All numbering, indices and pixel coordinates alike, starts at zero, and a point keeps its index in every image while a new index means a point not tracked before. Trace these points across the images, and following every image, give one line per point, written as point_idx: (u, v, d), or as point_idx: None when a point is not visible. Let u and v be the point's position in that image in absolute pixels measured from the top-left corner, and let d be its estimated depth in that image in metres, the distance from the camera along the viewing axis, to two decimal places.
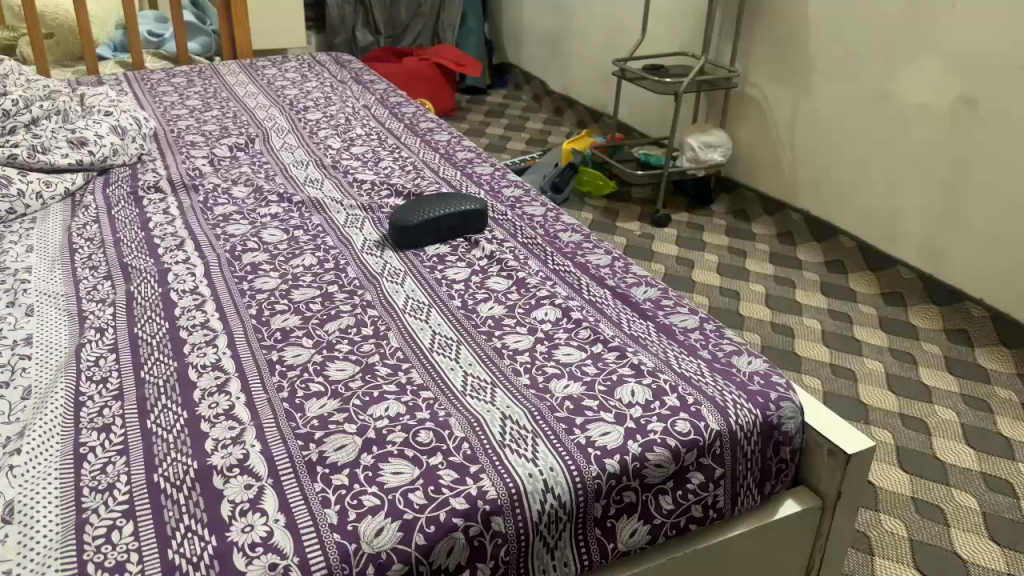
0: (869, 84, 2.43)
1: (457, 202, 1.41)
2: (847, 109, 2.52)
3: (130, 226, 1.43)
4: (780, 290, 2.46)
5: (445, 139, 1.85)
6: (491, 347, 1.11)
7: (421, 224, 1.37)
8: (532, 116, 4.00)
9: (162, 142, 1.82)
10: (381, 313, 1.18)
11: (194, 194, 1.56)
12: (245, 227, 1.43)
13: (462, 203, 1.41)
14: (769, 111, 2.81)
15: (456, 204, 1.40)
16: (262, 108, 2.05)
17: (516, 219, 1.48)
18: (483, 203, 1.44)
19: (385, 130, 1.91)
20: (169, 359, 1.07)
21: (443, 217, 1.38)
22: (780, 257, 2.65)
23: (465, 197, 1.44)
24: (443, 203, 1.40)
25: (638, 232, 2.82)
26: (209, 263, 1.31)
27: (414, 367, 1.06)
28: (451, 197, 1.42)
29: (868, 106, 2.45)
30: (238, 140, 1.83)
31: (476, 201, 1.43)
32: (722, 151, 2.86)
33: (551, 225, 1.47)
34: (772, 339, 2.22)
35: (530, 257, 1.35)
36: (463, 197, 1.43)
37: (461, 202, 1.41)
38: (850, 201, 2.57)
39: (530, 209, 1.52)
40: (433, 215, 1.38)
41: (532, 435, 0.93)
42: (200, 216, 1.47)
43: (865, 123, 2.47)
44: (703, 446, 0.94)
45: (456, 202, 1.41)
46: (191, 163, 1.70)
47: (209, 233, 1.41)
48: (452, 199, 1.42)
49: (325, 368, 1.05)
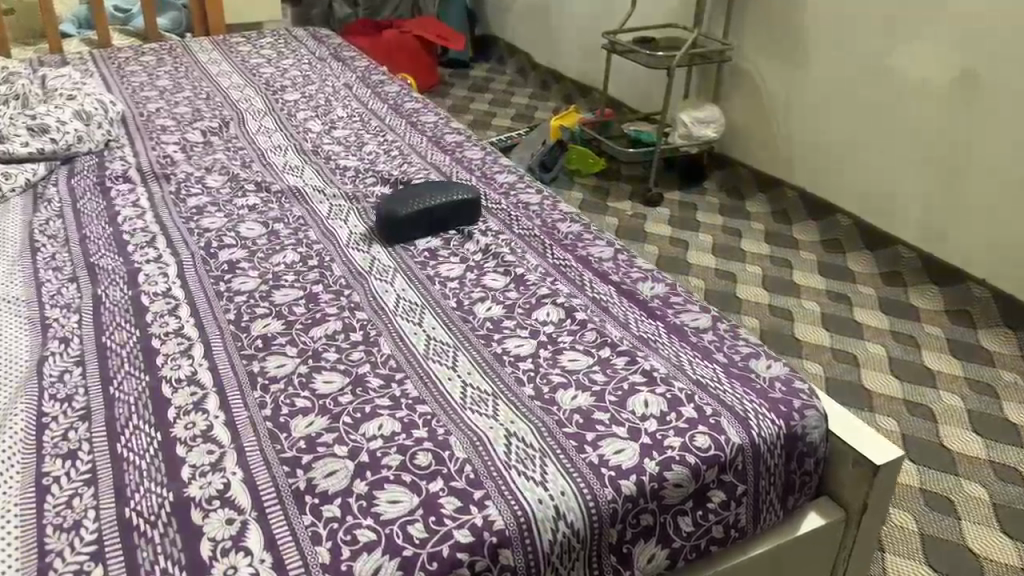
0: (871, 74, 2.35)
1: (448, 191, 1.32)
2: (847, 100, 2.44)
3: (96, 222, 1.33)
4: (778, 271, 2.40)
5: (432, 121, 1.75)
6: (491, 353, 1.03)
7: (410, 216, 1.28)
8: (518, 90, 3.89)
9: (131, 126, 1.71)
10: (372, 317, 1.10)
11: (166, 184, 1.46)
12: (221, 220, 1.34)
13: (453, 192, 1.32)
14: (762, 88, 2.72)
15: (448, 193, 1.32)
16: (238, 88, 1.94)
17: (511, 209, 1.39)
18: (476, 191, 1.35)
19: (368, 110, 1.81)
20: (140, 373, 0.98)
21: (433, 208, 1.30)
22: (776, 237, 2.59)
23: (456, 186, 1.35)
24: (433, 193, 1.32)
25: (630, 212, 2.74)
26: (183, 262, 1.21)
27: (408, 377, 0.98)
28: (441, 186, 1.33)
29: (868, 97, 2.37)
30: (212, 124, 1.72)
31: (468, 189, 1.34)
32: (715, 126, 2.77)
33: (549, 214, 1.39)
34: (771, 323, 2.15)
35: (528, 250, 1.27)
36: (454, 186, 1.34)
37: (452, 191, 1.32)
38: (847, 183, 2.50)
39: (526, 197, 1.44)
40: (423, 206, 1.29)
41: (540, 454, 0.86)
42: (172, 208, 1.38)
43: (865, 115, 2.39)
44: (725, 462, 0.87)
45: (447, 191, 1.32)
46: (162, 149, 1.60)
47: (182, 228, 1.31)
48: (443, 188, 1.33)
49: (311, 381, 0.96)
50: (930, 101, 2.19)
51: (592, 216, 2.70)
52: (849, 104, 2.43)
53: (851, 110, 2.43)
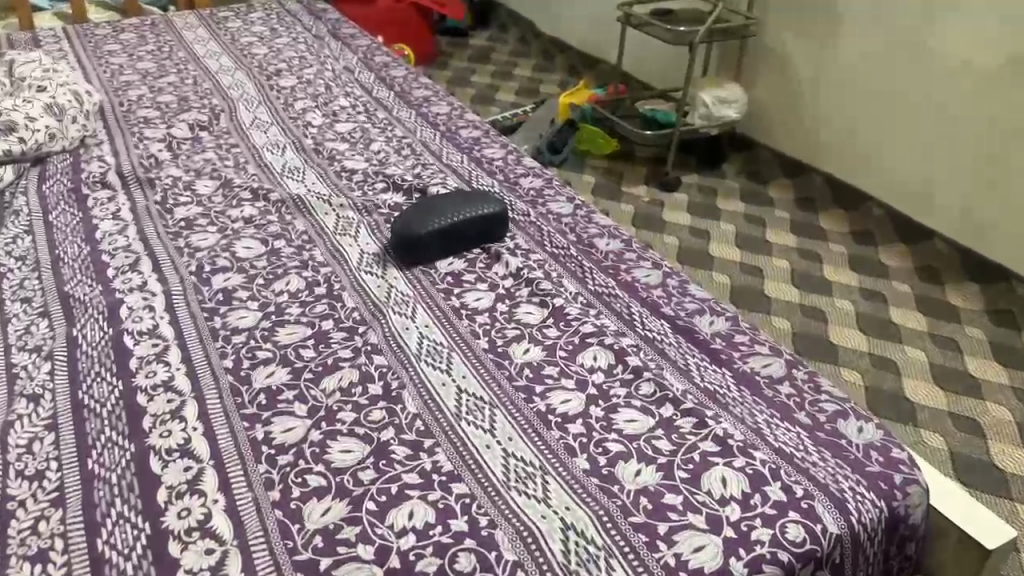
0: (910, 62, 2.18)
1: (473, 203, 1.16)
2: (881, 85, 2.28)
3: (72, 239, 1.17)
4: (806, 266, 2.26)
5: (444, 112, 1.59)
6: (533, 412, 0.90)
7: (433, 235, 1.13)
8: (521, 61, 3.70)
9: (109, 119, 1.53)
10: (392, 365, 0.96)
11: (150, 191, 1.30)
12: (213, 237, 1.18)
13: (479, 205, 1.17)
14: (788, 65, 2.56)
15: (473, 206, 1.16)
16: (227, 72, 1.76)
17: (542, 225, 1.25)
18: (502, 203, 1.20)
19: (373, 98, 1.64)
20: (123, 440, 0.84)
21: (458, 226, 1.14)
22: (802, 226, 2.44)
23: (480, 195, 1.19)
24: (457, 205, 1.16)
25: (646, 198, 2.59)
26: (171, 291, 1.06)
27: (440, 445, 0.85)
28: (465, 196, 1.17)
29: (906, 84, 2.21)
30: (200, 115, 1.55)
31: (495, 201, 1.19)
32: (737, 108, 2.62)
33: (583, 229, 1.25)
34: (803, 324, 2.02)
35: (564, 274, 1.14)
36: (479, 196, 1.19)
37: (478, 203, 1.17)
38: (879, 168, 2.36)
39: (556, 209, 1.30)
40: (447, 223, 1.14)
41: (605, 554, 0.74)
42: (158, 221, 1.22)
43: (903, 104, 2.24)
44: (821, 557, 0.76)
45: (472, 204, 1.16)
46: (145, 148, 1.43)
47: (170, 246, 1.16)
48: (467, 198, 1.17)
49: (325, 452, 0.83)
50: (976, 94, 2.04)
51: (605, 203, 2.55)
52: (885, 91, 2.27)
53: (887, 97, 2.27)
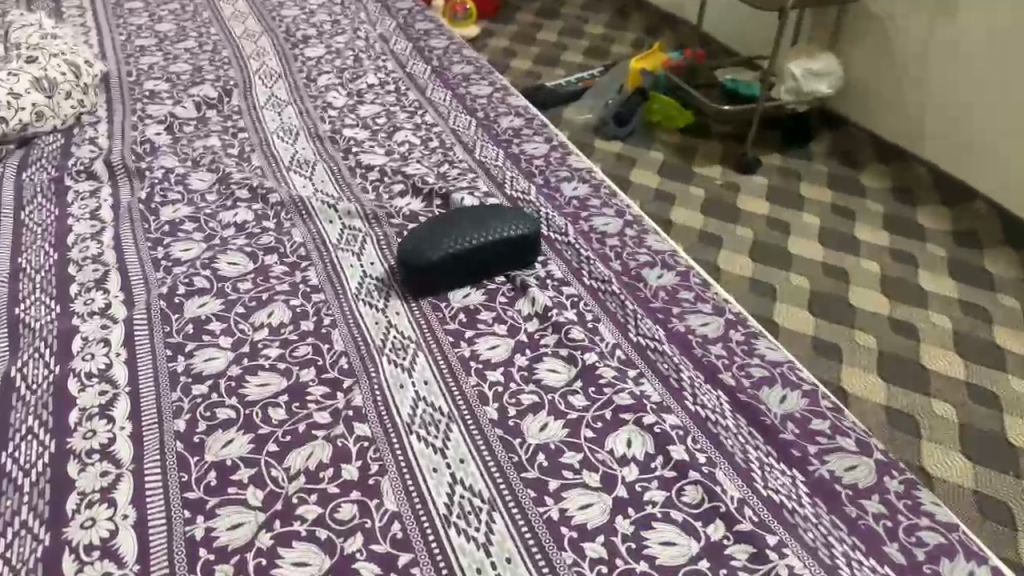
0: None
1: (497, 222, 0.97)
2: (1003, 67, 1.97)
3: (39, 243, 1.02)
4: (897, 271, 1.99)
5: (484, 97, 1.39)
6: (542, 518, 0.70)
7: (446, 261, 0.94)
8: (593, 15, 3.41)
9: (113, 91, 1.38)
10: (377, 438, 0.77)
11: (138, 184, 1.14)
12: (196, 247, 1.02)
13: (504, 224, 0.97)
14: (893, 36, 2.24)
15: (495, 225, 0.96)
16: (251, 38, 1.58)
17: (582, 248, 1.04)
18: (533, 220, 1.00)
19: (406, 74, 1.44)
20: (39, 527, 0.69)
21: (477, 250, 0.95)
22: (896, 221, 2.16)
23: (507, 210, 0.99)
24: (478, 223, 0.96)
25: (719, 181, 2.33)
26: (134, 318, 0.90)
27: (418, 562, 0.67)
28: (488, 213, 0.98)
29: None
30: (211, 90, 1.38)
31: (524, 218, 0.99)
32: (829, 82, 2.33)
33: (631, 253, 1.04)
34: (890, 342, 1.77)
35: (601, 313, 0.93)
36: (505, 211, 0.99)
37: (503, 222, 0.97)
38: (991, 160, 2.06)
39: (602, 225, 1.09)
40: (464, 247, 0.94)
41: None
42: (139, 224, 1.06)
43: None
44: None
45: (495, 222, 0.97)
46: (143, 129, 1.27)
47: (145, 258, 1.00)
48: (490, 215, 0.97)
49: (275, 566, 0.66)
50: None
51: (674, 186, 2.31)
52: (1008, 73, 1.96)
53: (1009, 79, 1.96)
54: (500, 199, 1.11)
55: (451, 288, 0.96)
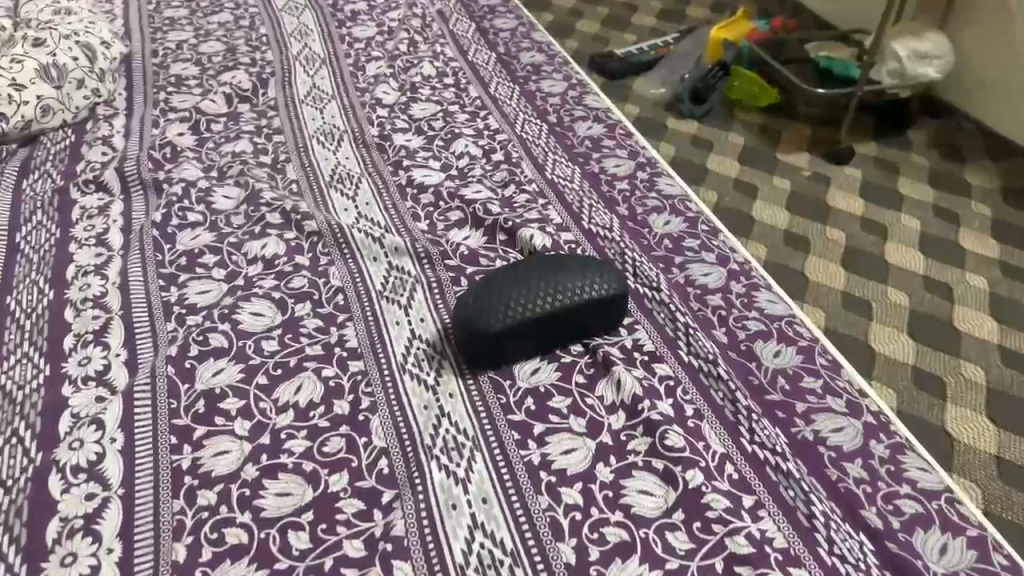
0: None
1: (570, 276, 0.78)
2: None
3: (33, 277, 0.87)
4: (1009, 289, 1.75)
5: (556, 97, 1.19)
6: None
7: (508, 329, 0.76)
8: None
9: (134, 76, 1.21)
10: None
11: (153, 200, 0.98)
12: (214, 290, 0.86)
13: (578, 279, 0.78)
14: (1017, 16, 1.96)
15: (568, 280, 0.78)
16: (293, 10, 1.39)
17: (679, 303, 0.85)
18: (612, 270, 0.81)
19: (467, 64, 1.25)
20: None
21: (546, 313, 0.77)
22: (1007, 228, 1.90)
23: (581, 259, 0.81)
24: (546, 278, 0.78)
25: (805, 171, 2.09)
26: (134, 389, 0.75)
27: None
28: (558, 265, 0.79)
29: None
30: (244, 78, 1.21)
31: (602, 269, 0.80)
32: (938, 66, 2.06)
33: (737, 314, 0.84)
34: (1001, 375, 1.55)
35: (703, 405, 0.74)
36: (579, 261, 0.80)
37: (578, 275, 0.78)
38: None
39: (702, 271, 0.89)
40: (530, 309, 0.76)
41: None
42: (149, 254, 0.90)
43: None
44: None
45: (567, 276, 0.78)
46: (164, 126, 1.10)
47: (154, 303, 0.84)
48: (561, 267, 0.79)
49: None
50: None
51: (752, 176, 2.07)
52: None
53: None
54: (575, 237, 0.93)
55: (516, 359, 0.78)
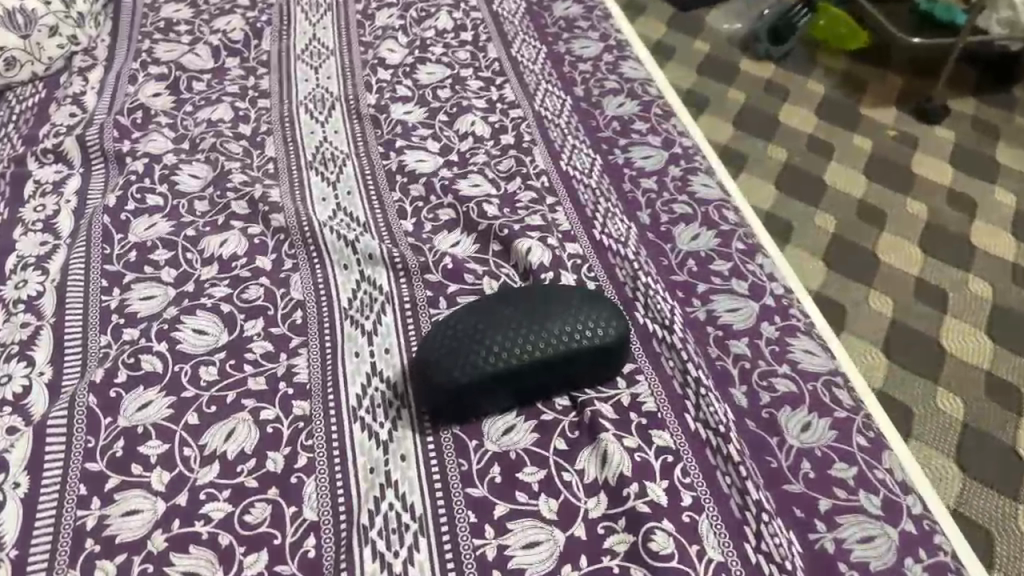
0: None
1: (556, 317, 0.65)
2: None
3: None
4: None
5: (587, 62, 1.03)
6: None
7: (473, 381, 0.63)
8: None
9: (121, 18, 1.09)
10: None
11: (113, 176, 0.87)
12: (160, 297, 0.75)
13: (566, 321, 0.65)
14: None
15: (553, 324, 0.64)
16: None
17: (695, 350, 0.70)
18: (613, 310, 0.67)
19: (491, 16, 1.08)
20: None
21: (522, 364, 0.64)
22: None
23: (574, 295, 0.67)
24: (527, 320, 0.65)
25: (887, 125, 1.73)
26: (48, 421, 0.66)
27: None
28: (544, 303, 0.66)
29: None
30: (239, 25, 1.07)
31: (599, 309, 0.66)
32: None
33: (763, 368, 0.70)
34: None
35: (704, 493, 0.61)
36: (572, 297, 0.67)
37: (566, 317, 0.65)
38: None
39: (728, 306, 0.74)
40: (504, 359, 0.63)
41: None
42: (97, 245, 0.80)
43: None
44: None
45: (553, 318, 0.65)
46: (141, 83, 0.99)
47: (91, 309, 0.74)
48: (547, 305, 0.66)
49: None
50: None
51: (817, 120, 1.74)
52: None
53: None
54: (582, 250, 0.78)
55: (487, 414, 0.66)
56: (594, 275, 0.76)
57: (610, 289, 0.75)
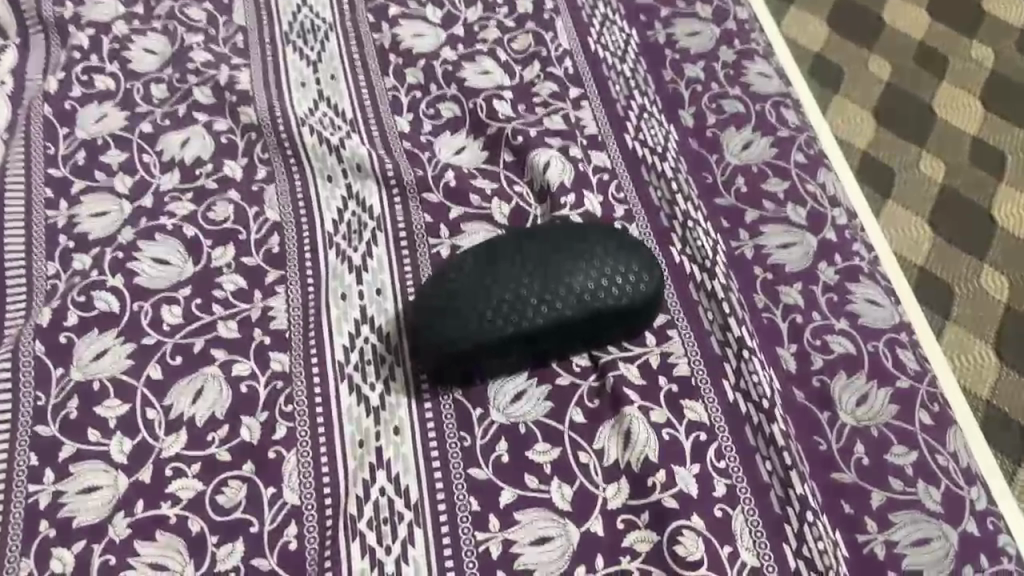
0: None
1: (576, 271, 0.55)
2: None
3: None
4: None
5: None
6: None
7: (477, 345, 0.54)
8: None
9: None
10: None
11: (53, 51, 0.73)
12: (114, 213, 0.64)
13: (587, 276, 0.55)
14: None
15: (573, 279, 0.55)
16: None
17: (739, 298, 0.60)
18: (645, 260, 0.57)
19: None
20: None
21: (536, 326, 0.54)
22: None
23: (599, 240, 0.57)
24: (542, 273, 0.55)
25: None
26: None
27: None
28: (563, 250, 0.56)
29: None
30: None
31: (627, 260, 0.56)
32: None
33: (818, 323, 0.59)
34: None
35: (741, 482, 0.53)
36: (596, 243, 0.56)
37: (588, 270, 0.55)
38: None
39: (781, 239, 0.63)
40: (515, 320, 0.54)
41: None
42: (38, 144, 0.67)
43: None
44: None
45: (573, 272, 0.55)
46: None
47: (35, 229, 0.64)
48: (567, 254, 0.56)
49: None
50: None
51: None
52: None
53: None
54: (610, 162, 0.66)
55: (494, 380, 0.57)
56: (623, 196, 0.65)
57: (641, 216, 0.64)
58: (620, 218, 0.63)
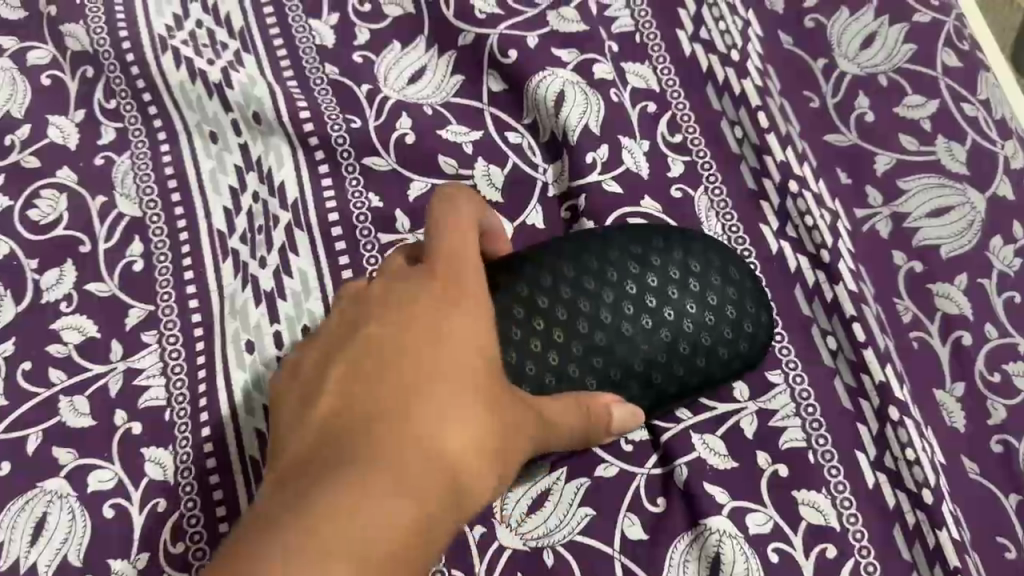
0: None
1: (638, 331, 0.35)
2: None
3: None
4: None
5: None
6: None
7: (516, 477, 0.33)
8: None
9: None
10: None
11: None
12: None
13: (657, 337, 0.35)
14: None
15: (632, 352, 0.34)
16: None
17: (875, 312, 0.38)
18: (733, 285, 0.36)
19: None
20: None
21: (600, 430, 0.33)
22: None
23: (669, 264, 0.36)
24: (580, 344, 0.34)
25: None
26: None
27: None
28: (613, 293, 0.35)
29: None
30: None
31: (718, 296, 0.35)
32: None
33: (995, 342, 0.38)
34: None
35: None
36: (665, 272, 0.35)
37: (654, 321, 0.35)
38: None
39: (932, 200, 0.40)
40: None
41: None
42: None
43: None
44: None
45: (633, 341, 0.34)
46: None
47: None
48: (618, 306, 0.35)
49: None
50: None
51: None
52: None
53: None
54: (656, 82, 0.42)
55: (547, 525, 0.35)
56: (680, 141, 0.41)
57: (712, 176, 0.41)
58: (677, 180, 0.40)
